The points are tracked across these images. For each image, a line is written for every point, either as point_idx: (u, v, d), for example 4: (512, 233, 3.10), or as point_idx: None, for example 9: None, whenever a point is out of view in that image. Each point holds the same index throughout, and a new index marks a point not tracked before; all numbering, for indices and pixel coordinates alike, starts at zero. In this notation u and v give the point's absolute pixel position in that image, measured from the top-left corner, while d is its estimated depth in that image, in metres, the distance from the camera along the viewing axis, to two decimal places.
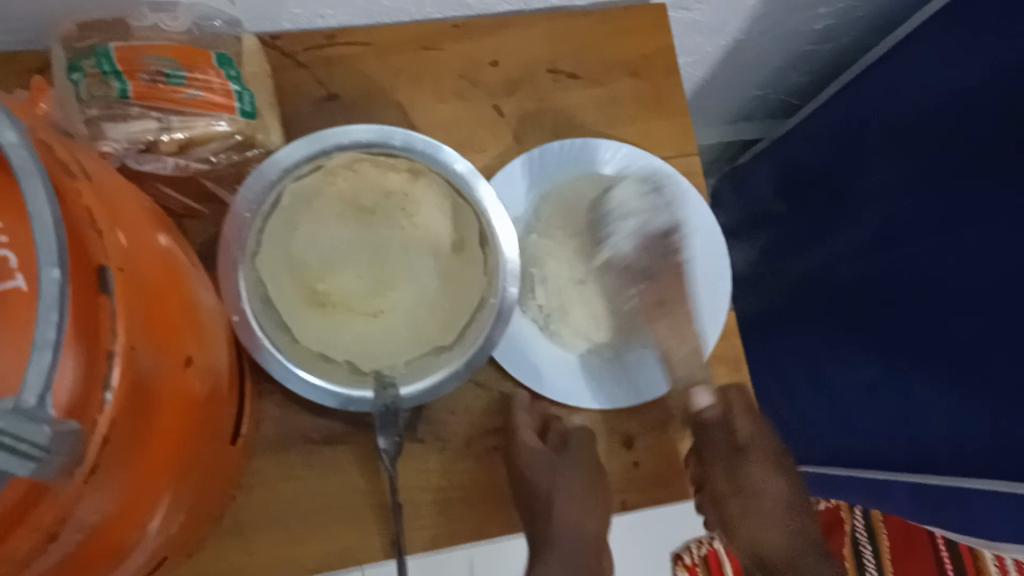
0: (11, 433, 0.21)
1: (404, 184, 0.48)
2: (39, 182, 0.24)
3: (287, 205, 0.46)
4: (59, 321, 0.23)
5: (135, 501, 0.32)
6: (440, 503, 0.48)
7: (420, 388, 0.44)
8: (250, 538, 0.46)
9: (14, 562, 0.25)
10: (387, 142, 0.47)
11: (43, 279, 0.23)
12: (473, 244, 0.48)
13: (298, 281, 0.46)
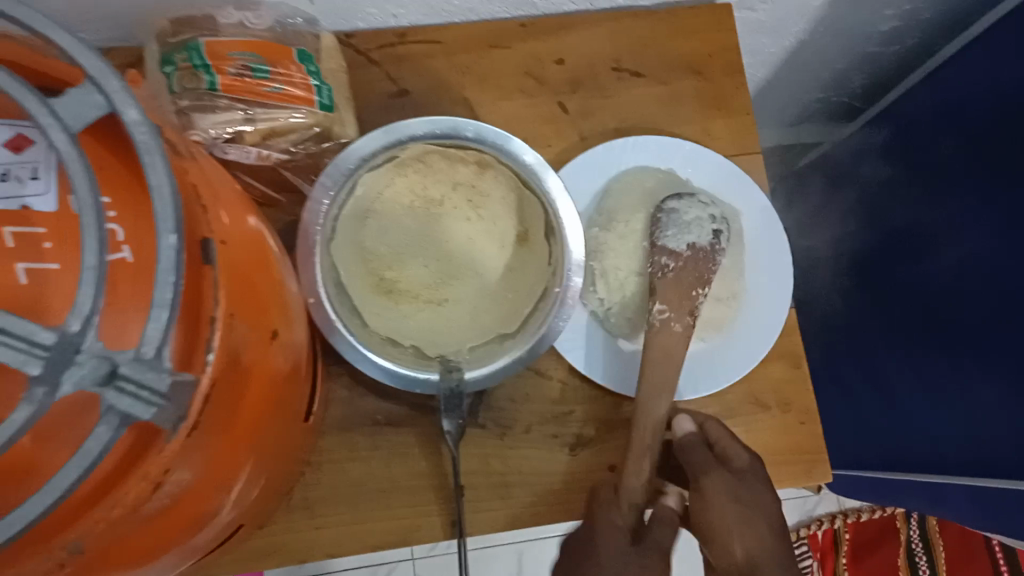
0: (133, 380, 0.24)
1: (472, 176, 0.50)
2: (159, 157, 0.26)
3: (361, 194, 0.48)
4: (176, 283, 0.25)
5: (220, 465, 0.34)
6: (501, 489, 0.49)
7: (485, 372, 0.46)
8: (318, 514, 0.47)
9: (125, 509, 0.27)
10: (459, 134, 0.49)
11: (161, 246, 0.25)
12: (539, 234, 0.50)
13: (368, 269, 0.48)
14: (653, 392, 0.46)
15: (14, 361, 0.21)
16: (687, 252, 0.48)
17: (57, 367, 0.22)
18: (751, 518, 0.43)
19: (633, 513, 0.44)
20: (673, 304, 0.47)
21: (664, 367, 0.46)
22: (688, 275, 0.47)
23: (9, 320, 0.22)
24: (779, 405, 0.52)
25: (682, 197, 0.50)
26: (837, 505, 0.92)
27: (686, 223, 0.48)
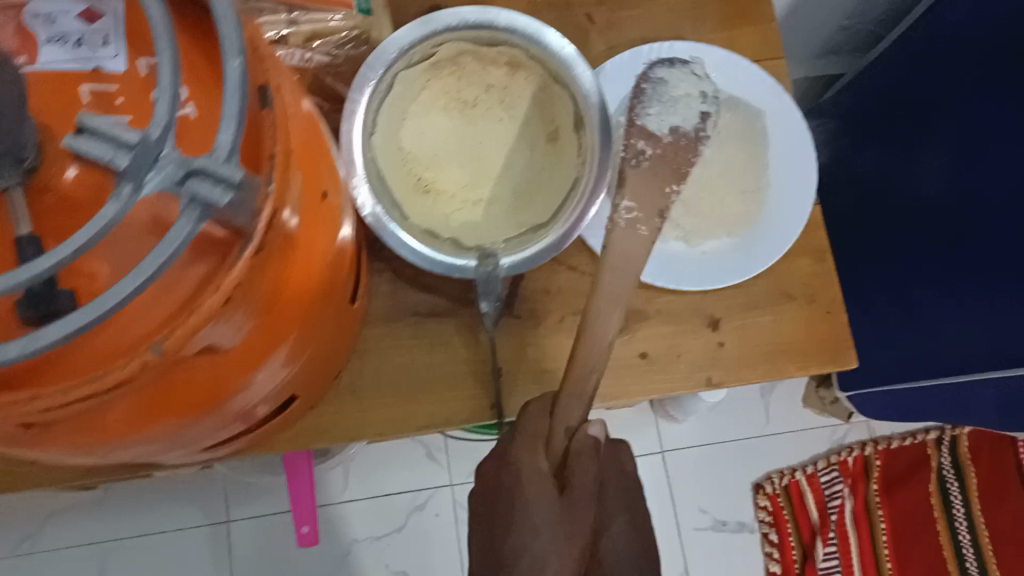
0: (210, 174, 0.26)
1: (503, 78, 0.52)
2: None
3: (399, 92, 0.51)
4: (242, 98, 0.28)
5: (278, 308, 0.36)
6: (537, 375, 0.52)
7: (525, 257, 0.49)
8: (365, 396, 0.51)
9: (200, 316, 0.30)
10: (493, 25, 0.51)
11: (227, 67, 0.28)
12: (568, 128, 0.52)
13: (407, 168, 0.51)
14: (603, 308, 0.41)
15: (105, 156, 0.25)
16: (669, 138, 0.41)
17: (141, 166, 0.26)
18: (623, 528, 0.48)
19: (560, 446, 0.44)
20: (643, 203, 0.41)
21: (620, 271, 0.41)
22: (665, 167, 0.41)
23: (99, 125, 0.26)
24: (805, 296, 0.53)
25: (671, 65, 0.43)
26: (868, 434, 0.93)
27: (674, 99, 0.42)
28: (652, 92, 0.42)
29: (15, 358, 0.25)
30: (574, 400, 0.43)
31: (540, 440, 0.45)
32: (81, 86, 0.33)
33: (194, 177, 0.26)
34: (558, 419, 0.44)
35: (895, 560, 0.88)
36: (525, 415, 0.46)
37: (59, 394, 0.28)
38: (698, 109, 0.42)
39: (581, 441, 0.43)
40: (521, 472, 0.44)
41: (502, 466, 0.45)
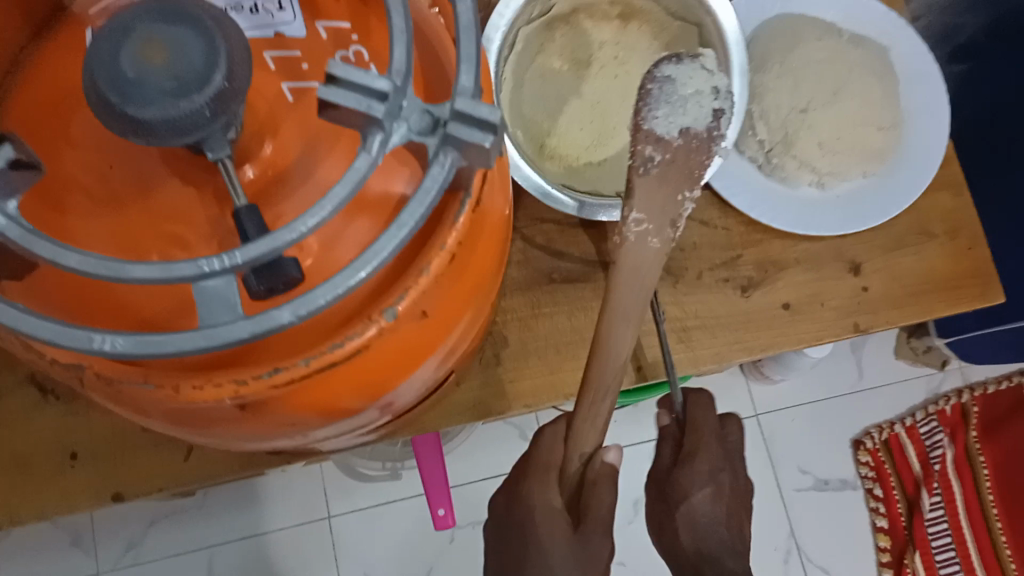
0: (465, 111, 0.26)
1: (617, 34, 0.52)
2: None
3: (520, 50, 0.51)
4: (476, 42, 0.27)
5: (479, 268, 0.34)
6: (681, 333, 0.50)
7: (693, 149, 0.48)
8: (510, 368, 0.50)
9: (429, 277, 0.30)
10: None
11: (461, 9, 0.28)
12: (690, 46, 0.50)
13: (530, 134, 0.50)
14: (615, 323, 0.40)
15: (362, 106, 0.25)
16: (680, 142, 0.39)
17: (394, 113, 0.25)
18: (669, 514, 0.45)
19: (575, 471, 0.43)
20: (653, 213, 0.39)
21: (633, 283, 0.40)
22: (676, 173, 0.39)
23: (349, 73, 0.25)
24: (947, 232, 0.52)
25: (677, 60, 0.40)
26: (963, 381, 0.93)
27: (682, 99, 0.39)
28: (659, 92, 0.39)
29: (288, 323, 0.26)
30: (590, 425, 0.41)
31: (551, 470, 0.43)
32: (264, 52, 0.32)
33: (450, 121, 0.26)
34: (574, 444, 0.42)
35: (1003, 508, 0.87)
36: (540, 441, 0.44)
37: (302, 365, 0.29)
38: (711, 107, 0.39)
39: (596, 470, 0.42)
40: (533, 508, 0.42)
41: (512, 503, 0.43)
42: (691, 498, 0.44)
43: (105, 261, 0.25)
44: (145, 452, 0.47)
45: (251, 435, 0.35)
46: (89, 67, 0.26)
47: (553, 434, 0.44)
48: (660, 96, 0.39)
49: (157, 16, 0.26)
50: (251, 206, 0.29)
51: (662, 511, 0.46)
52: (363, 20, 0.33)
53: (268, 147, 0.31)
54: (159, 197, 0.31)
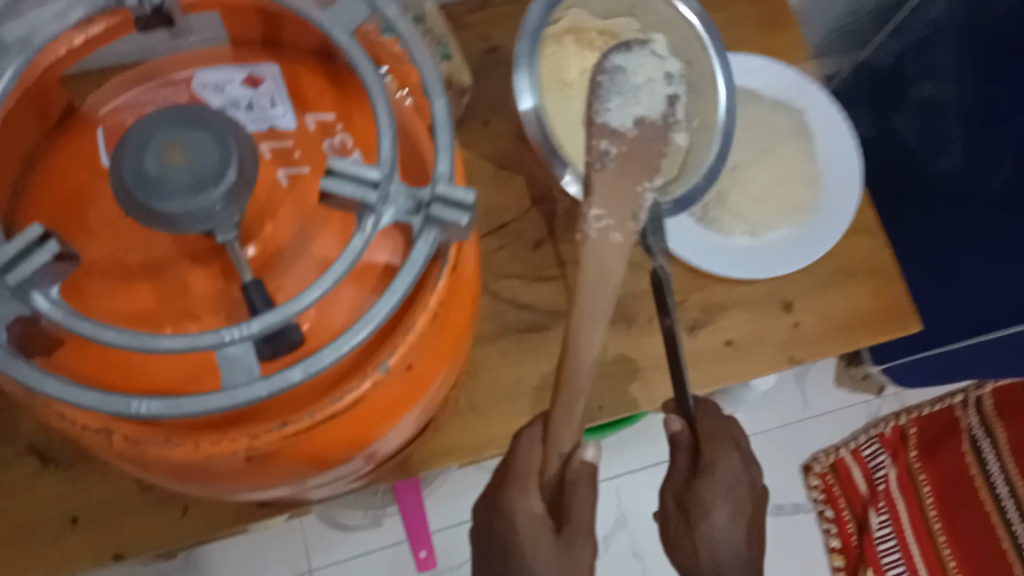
0: (443, 194, 0.31)
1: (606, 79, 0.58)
2: (422, 44, 0.34)
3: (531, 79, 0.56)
4: (450, 135, 0.33)
5: (457, 324, 0.39)
6: (636, 373, 0.55)
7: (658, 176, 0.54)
8: (483, 413, 0.54)
9: (415, 334, 0.34)
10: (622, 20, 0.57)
11: (436, 107, 0.33)
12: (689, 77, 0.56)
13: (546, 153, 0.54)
14: (584, 324, 0.40)
15: (357, 193, 0.30)
16: (635, 130, 0.40)
17: (385, 197, 0.30)
18: (686, 530, 0.44)
19: (555, 471, 0.44)
20: (611, 206, 0.40)
21: (599, 285, 0.40)
22: (633, 165, 0.40)
23: (345, 167, 0.30)
24: (865, 271, 0.58)
25: (627, 50, 0.45)
26: (900, 405, 1.00)
27: (632, 91, 0.42)
28: (609, 83, 0.42)
29: (298, 380, 0.30)
30: (564, 424, 0.43)
31: (531, 477, 0.45)
32: (262, 144, 0.36)
33: (432, 203, 0.31)
34: (551, 445, 0.44)
35: (944, 518, 0.96)
36: (519, 447, 0.46)
37: (307, 418, 0.33)
38: (661, 94, 0.43)
39: (574, 470, 0.44)
40: (514, 516, 0.43)
41: (493, 514, 0.44)
42: (712, 516, 0.43)
43: (136, 334, 0.29)
44: (145, 510, 0.50)
45: (256, 486, 0.38)
46: (116, 166, 0.30)
47: (532, 437, 0.46)
48: (609, 86, 0.42)
49: (175, 122, 0.31)
50: (256, 280, 0.33)
51: (679, 526, 0.45)
52: (347, 111, 0.37)
53: (267, 227, 0.35)
54: (172, 275, 0.34)
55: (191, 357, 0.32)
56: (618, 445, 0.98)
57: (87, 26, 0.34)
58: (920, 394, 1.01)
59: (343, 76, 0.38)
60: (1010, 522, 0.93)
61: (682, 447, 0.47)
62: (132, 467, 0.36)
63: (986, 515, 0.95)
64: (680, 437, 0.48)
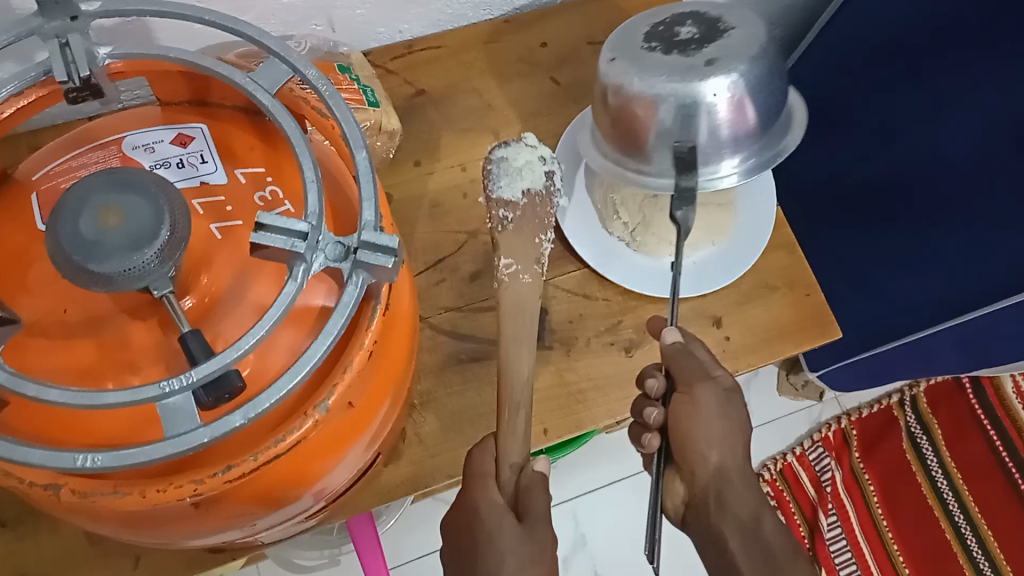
0: (371, 244, 0.32)
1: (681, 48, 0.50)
2: (341, 100, 0.36)
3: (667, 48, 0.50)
4: (372, 185, 0.34)
5: (395, 359, 0.40)
6: (577, 395, 0.57)
7: (698, 81, 0.48)
8: (431, 444, 0.55)
9: (351, 373, 0.35)
10: (728, 28, 0.51)
11: (357, 158, 0.35)
12: (698, 106, 0.49)
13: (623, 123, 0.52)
14: (512, 350, 0.49)
15: (287, 245, 0.31)
16: (523, 201, 0.51)
17: (312, 247, 0.32)
18: (732, 431, 0.50)
19: (510, 481, 0.48)
20: (518, 255, 0.51)
21: (519, 319, 0.50)
22: (528, 223, 0.51)
23: (275, 221, 0.31)
24: (787, 284, 0.62)
25: (508, 143, 0.53)
26: (840, 408, 1.06)
27: (517, 170, 0.52)
28: (500, 164, 0.52)
29: (239, 425, 0.32)
30: (512, 438, 0.48)
31: (489, 478, 0.47)
32: (193, 200, 0.38)
33: (360, 249, 0.32)
34: (503, 457, 0.48)
35: (890, 513, 1.01)
36: (471, 458, 0.48)
37: (250, 461, 0.34)
38: (542, 170, 0.52)
39: (528, 476, 0.47)
40: (478, 509, 0.46)
41: (460, 509, 0.47)
42: (744, 422, 0.51)
43: (78, 392, 0.30)
44: (93, 565, 0.50)
45: (205, 530, 0.39)
46: (52, 232, 0.32)
47: (487, 451, 0.48)
48: (494, 172, 0.52)
49: (109, 186, 0.32)
50: (195, 330, 0.34)
51: (721, 426, 0.49)
52: (277, 164, 0.39)
53: (203, 278, 0.36)
54: (112, 331, 0.35)
55: (134, 408, 0.33)
56: (572, 466, 1.01)
57: (17, 99, 0.35)
58: (859, 397, 1.07)
59: (272, 132, 0.40)
60: (950, 513, 1.00)
61: (682, 356, 0.50)
62: (82, 519, 0.37)
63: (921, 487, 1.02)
64: (678, 344, 0.50)
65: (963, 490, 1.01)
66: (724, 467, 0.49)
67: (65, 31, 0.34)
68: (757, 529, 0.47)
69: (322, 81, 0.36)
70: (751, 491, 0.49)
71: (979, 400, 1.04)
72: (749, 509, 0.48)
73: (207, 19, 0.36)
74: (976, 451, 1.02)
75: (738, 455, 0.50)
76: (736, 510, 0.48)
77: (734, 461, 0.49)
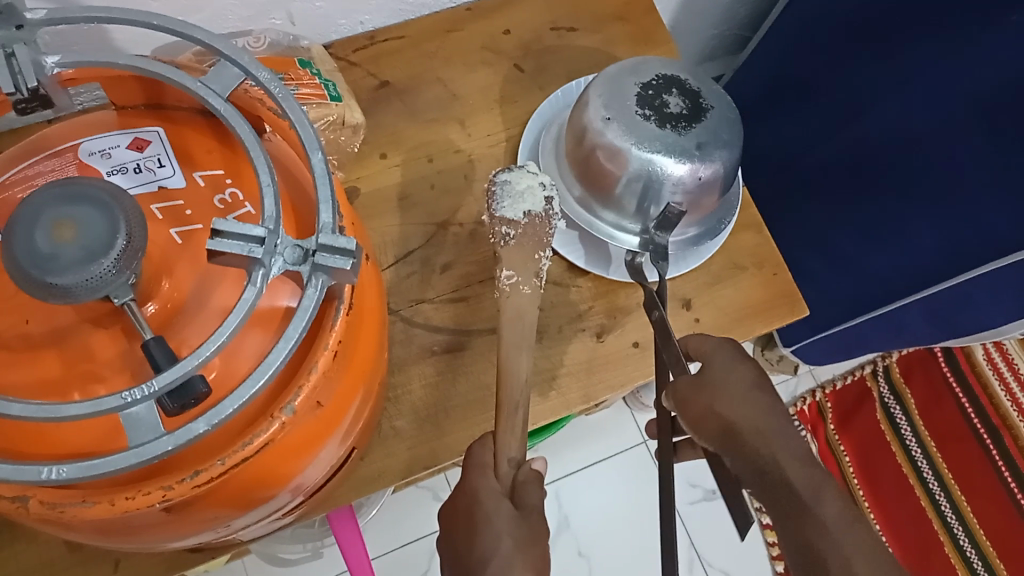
0: (330, 247, 0.32)
1: (666, 119, 0.54)
2: (293, 101, 0.36)
3: (654, 118, 0.54)
4: (330, 191, 0.34)
5: (362, 358, 0.40)
6: (551, 380, 0.58)
7: (687, 166, 0.53)
8: (407, 437, 0.55)
9: (317, 375, 0.36)
10: (710, 106, 0.56)
11: (314, 159, 0.35)
12: (678, 184, 0.54)
13: (598, 178, 0.56)
14: (511, 353, 0.49)
15: (244, 251, 0.31)
16: (525, 221, 0.51)
17: (270, 252, 0.32)
18: (726, 388, 0.46)
19: (508, 474, 0.48)
20: (519, 268, 0.50)
21: (518, 327, 0.49)
22: (529, 240, 0.51)
23: (231, 227, 0.31)
24: (756, 264, 0.62)
25: (511, 169, 0.53)
26: (815, 381, 1.07)
27: (519, 192, 0.51)
28: (505, 187, 0.52)
29: (204, 432, 0.32)
30: (509, 433, 0.49)
31: (487, 468, 0.49)
32: (150, 205, 0.37)
33: (318, 252, 0.32)
34: (501, 451, 0.49)
35: (868, 484, 1.03)
36: (471, 452, 0.49)
37: (218, 465, 0.34)
38: (543, 195, 0.52)
39: (524, 472, 0.48)
40: (477, 494, 0.47)
41: (456, 494, 0.48)
42: (733, 373, 0.47)
43: (42, 405, 0.30)
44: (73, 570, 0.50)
45: (180, 534, 0.39)
46: (7, 247, 0.31)
47: (479, 446, 0.49)
48: (498, 194, 0.52)
49: (64, 199, 0.32)
50: (158, 337, 0.34)
51: (700, 394, 0.45)
52: (234, 166, 0.39)
53: (164, 284, 0.36)
54: (75, 342, 0.35)
55: (101, 417, 0.33)
56: (554, 450, 1.02)
57: None
58: (833, 369, 1.08)
59: (226, 133, 0.40)
60: (925, 479, 1.02)
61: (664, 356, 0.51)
62: (55, 528, 0.37)
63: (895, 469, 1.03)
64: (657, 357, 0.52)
65: (938, 458, 1.03)
66: (732, 424, 0.44)
67: (10, 41, 0.34)
68: (784, 482, 0.42)
69: (275, 84, 0.36)
70: (771, 432, 0.44)
71: (951, 370, 1.07)
72: (770, 457, 0.43)
73: (155, 23, 0.36)
74: (950, 419, 1.05)
75: (748, 407, 0.45)
76: (763, 466, 0.43)
77: (742, 414, 0.44)
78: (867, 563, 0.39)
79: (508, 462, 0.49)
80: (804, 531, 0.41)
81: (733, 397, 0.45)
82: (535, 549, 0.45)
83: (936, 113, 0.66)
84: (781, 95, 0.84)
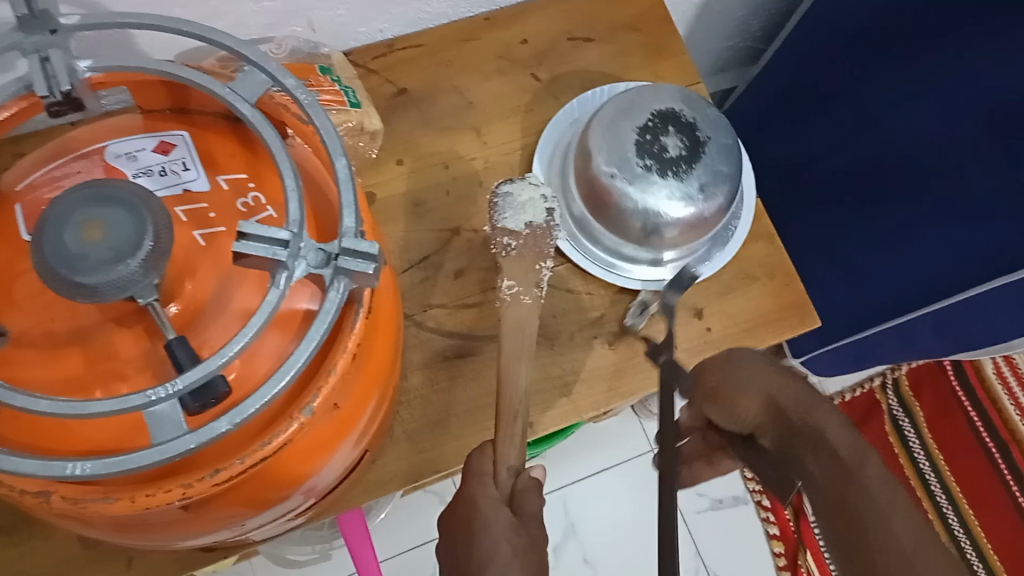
0: (351, 250, 0.33)
1: (667, 161, 0.56)
2: (318, 107, 0.37)
3: (655, 161, 0.56)
4: (353, 198, 0.35)
5: (378, 362, 0.41)
6: (562, 388, 0.58)
7: (693, 210, 0.56)
8: (418, 440, 0.56)
9: (336, 377, 0.36)
10: (707, 137, 0.57)
11: (337, 166, 0.35)
12: (684, 224, 0.56)
13: (607, 220, 0.58)
14: (512, 364, 0.51)
15: (269, 253, 0.31)
16: (525, 232, 0.54)
17: (294, 256, 0.32)
18: (754, 371, 0.48)
19: (507, 483, 0.48)
20: (520, 278, 0.53)
21: (518, 337, 0.51)
22: (529, 251, 0.54)
23: (256, 229, 0.32)
24: (767, 274, 0.63)
25: (513, 180, 0.56)
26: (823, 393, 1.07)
27: (521, 205, 0.54)
28: (507, 199, 0.55)
29: (226, 431, 0.32)
30: (509, 442, 0.49)
31: (486, 478, 0.49)
32: (176, 208, 0.38)
33: (340, 256, 0.33)
34: (500, 459, 0.49)
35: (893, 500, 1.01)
36: (470, 460, 0.49)
37: (238, 464, 0.35)
38: (543, 207, 0.54)
39: (523, 481, 0.48)
40: (475, 503, 0.47)
41: (456, 502, 0.48)
42: (756, 360, 0.49)
43: (68, 402, 0.31)
44: (86, 566, 0.51)
45: (197, 532, 0.40)
46: (38, 246, 0.32)
47: (479, 455, 0.49)
48: (500, 203, 0.55)
49: (93, 200, 0.32)
50: (180, 337, 0.35)
51: (734, 382, 0.48)
52: (258, 170, 0.39)
53: (187, 285, 0.36)
54: (98, 340, 0.36)
55: (123, 415, 0.34)
56: (562, 457, 1.02)
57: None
58: (843, 380, 1.08)
59: (251, 138, 0.41)
60: (932, 493, 1.02)
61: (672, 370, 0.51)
62: (73, 523, 0.37)
63: (908, 481, 1.02)
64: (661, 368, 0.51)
65: (945, 470, 1.03)
66: (770, 400, 0.46)
67: (45, 46, 0.35)
68: (824, 441, 0.43)
69: (302, 90, 0.37)
70: (808, 399, 0.46)
71: (960, 384, 1.07)
72: (808, 419, 0.44)
73: (185, 30, 0.36)
74: (958, 432, 1.05)
75: (779, 380, 0.47)
76: (803, 428, 0.44)
77: (777, 388, 0.47)
78: (904, 523, 0.39)
79: (507, 471, 0.49)
80: (844, 489, 0.41)
81: (765, 377, 0.47)
82: (533, 554, 0.44)
83: (948, 127, 0.66)
84: (793, 107, 0.84)
